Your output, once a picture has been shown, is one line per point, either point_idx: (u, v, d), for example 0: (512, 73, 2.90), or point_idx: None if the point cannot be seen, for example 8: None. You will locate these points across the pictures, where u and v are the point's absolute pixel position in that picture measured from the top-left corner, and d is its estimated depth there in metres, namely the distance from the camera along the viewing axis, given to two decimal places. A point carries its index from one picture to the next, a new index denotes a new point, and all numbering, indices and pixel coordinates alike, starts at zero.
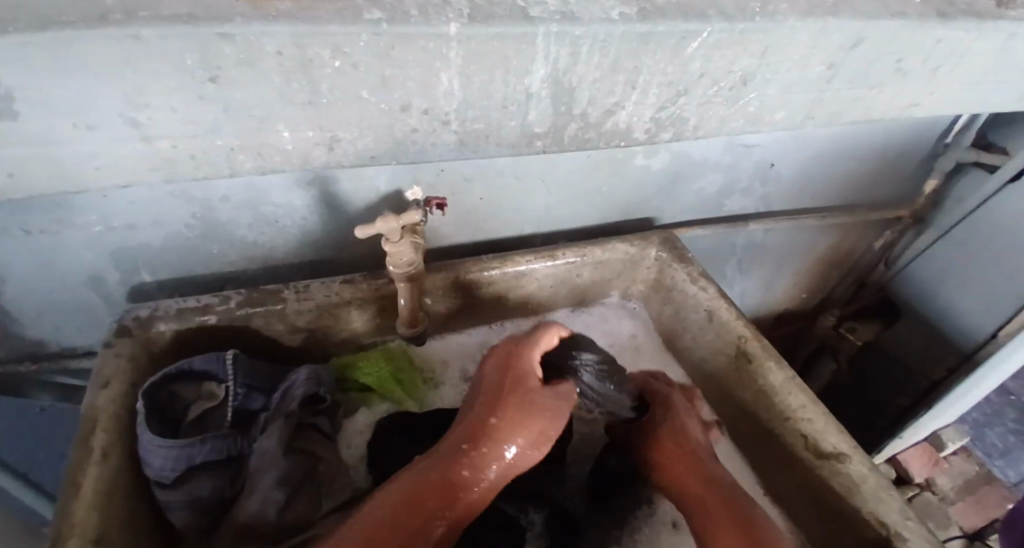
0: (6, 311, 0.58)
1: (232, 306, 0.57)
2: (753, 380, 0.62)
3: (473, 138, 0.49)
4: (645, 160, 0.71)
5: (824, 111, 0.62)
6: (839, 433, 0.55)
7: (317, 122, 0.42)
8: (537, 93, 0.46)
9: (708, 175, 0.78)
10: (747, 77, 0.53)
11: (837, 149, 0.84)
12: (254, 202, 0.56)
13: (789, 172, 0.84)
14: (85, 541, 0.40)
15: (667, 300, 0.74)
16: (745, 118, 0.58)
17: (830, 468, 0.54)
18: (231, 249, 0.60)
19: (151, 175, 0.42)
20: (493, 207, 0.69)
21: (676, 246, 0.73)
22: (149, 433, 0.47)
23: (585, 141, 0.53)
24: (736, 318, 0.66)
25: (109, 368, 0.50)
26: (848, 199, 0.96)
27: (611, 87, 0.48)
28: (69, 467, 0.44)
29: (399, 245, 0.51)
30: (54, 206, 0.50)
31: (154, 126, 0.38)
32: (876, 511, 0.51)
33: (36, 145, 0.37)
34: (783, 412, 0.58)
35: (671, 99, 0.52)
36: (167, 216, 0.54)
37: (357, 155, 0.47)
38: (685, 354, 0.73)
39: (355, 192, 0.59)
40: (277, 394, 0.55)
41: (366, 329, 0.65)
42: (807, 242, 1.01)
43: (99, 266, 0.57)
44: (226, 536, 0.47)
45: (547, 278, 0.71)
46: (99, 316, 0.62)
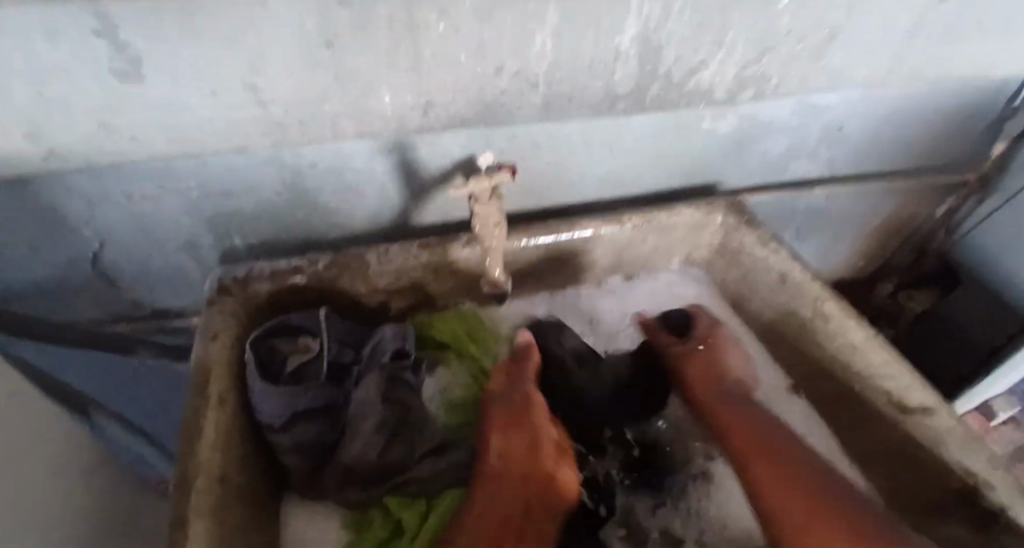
0: (111, 273, 0.62)
1: (321, 267, 0.60)
2: (826, 339, 0.63)
3: (558, 100, 0.50)
4: (714, 123, 0.70)
5: (908, 70, 0.60)
6: (925, 388, 0.56)
7: (415, 86, 0.44)
8: (625, 53, 0.46)
9: (776, 138, 0.76)
10: (833, 34, 0.52)
11: (911, 111, 0.81)
12: (340, 169, 0.58)
13: (858, 135, 0.81)
14: (207, 478, 0.44)
15: (732, 265, 0.75)
16: (828, 76, 0.57)
17: (915, 422, 0.56)
18: (315, 215, 0.62)
19: (264, 138, 0.45)
20: (560, 173, 0.69)
21: (742, 211, 0.73)
22: (259, 381, 0.51)
23: (665, 102, 0.53)
24: (808, 281, 0.65)
25: (216, 322, 0.54)
26: (920, 161, 0.91)
27: (698, 45, 0.48)
28: (187, 411, 0.47)
29: (487, 206, 0.55)
30: (159, 172, 0.53)
31: (271, 91, 0.41)
32: (964, 462, 0.53)
33: (164, 109, 0.40)
34: (867, 370, 0.60)
35: (756, 57, 0.51)
36: (259, 182, 0.57)
37: (447, 118, 0.48)
38: (752, 317, 0.74)
39: (432, 158, 0.60)
40: (367, 349, 0.59)
41: (440, 291, 0.68)
42: (869, 208, 0.98)
43: (195, 230, 0.60)
44: (336, 472, 0.54)
45: (611, 243, 0.72)
46: (192, 278, 0.66)
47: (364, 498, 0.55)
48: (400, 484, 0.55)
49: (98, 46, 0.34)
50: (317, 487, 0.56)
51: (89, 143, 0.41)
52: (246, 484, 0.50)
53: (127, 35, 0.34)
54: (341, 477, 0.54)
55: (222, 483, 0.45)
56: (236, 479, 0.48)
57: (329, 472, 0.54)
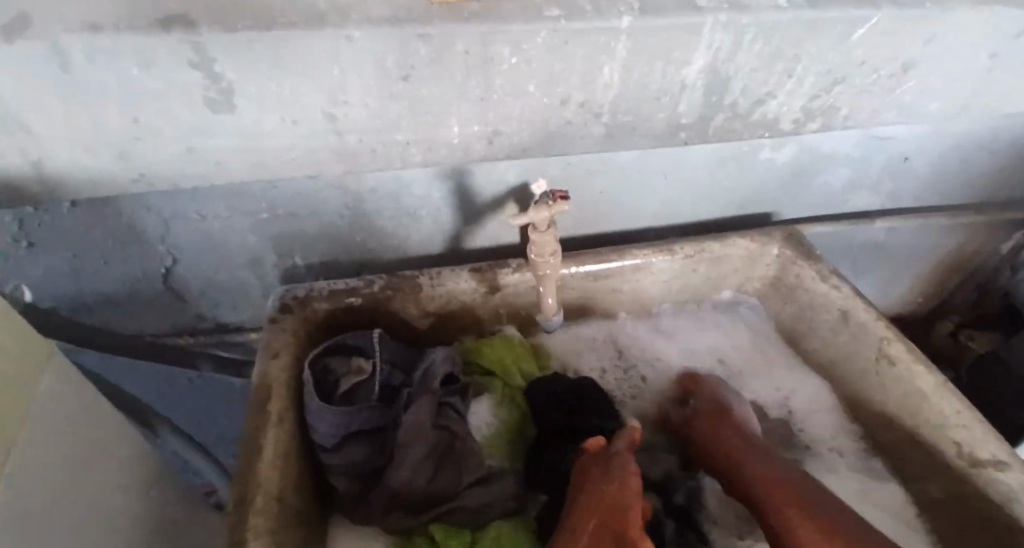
0: (177, 288, 0.65)
1: (375, 290, 0.61)
2: (895, 382, 0.60)
3: (620, 131, 0.49)
4: (772, 154, 0.68)
5: (986, 103, 0.57)
6: (998, 441, 0.52)
7: (482, 116, 0.44)
8: (692, 84, 0.46)
9: (836, 168, 0.74)
10: (908, 66, 0.50)
11: (982, 142, 0.77)
12: (398, 194, 0.59)
13: (923, 167, 0.78)
14: (267, 499, 0.44)
15: (789, 299, 0.72)
16: (899, 108, 0.55)
17: (989, 478, 0.51)
18: (372, 238, 0.64)
19: (333, 164, 0.46)
20: (612, 201, 0.69)
21: (801, 243, 0.70)
22: (316, 401, 0.52)
23: (729, 132, 0.53)
24: (874, 319, 0.62)
25: (277, 341, 0.55)
26: (990, 194, 0.87)
27: (766, 77, 0.47)
28: (249, 428, 0.48)
29: (544, 235, 0.54)
30: (231, 193, 0.55)
31: (347, 121, 0.42)
32: None
33: (245, 136, 0.42)
34: (936, 419, 0.56)
35: (825, 88, 0.50)
36: (323, 205, 0.58)
37: (510, 147, 0.49)
38: (811, 354, 0.71)
39: (487, 185, 0.61)
40: (418, 372, 0.59)
41: (487, 317, 0.68)
42: (934, 242, 0.93)
43: (259, 250, 0.62)
44: (382, 498, 0.53)
45: (662, 273, 0.71)
46: (251, 295, 0.68)
47: (409, 526, 0.53)
48: (445, 514, 0.54)
49: (190, 75, 0.36)
50: (361, 515, 0.55)
51: (174, 166, 0.44)
52: (300, 505, 0.50)
53: (220, 66, 0.36)
54: (386, 504, 0.53)
55: (280, 504, 0.46)
56: (292, 500, 0.48)
57: (374, 497, 0.53)
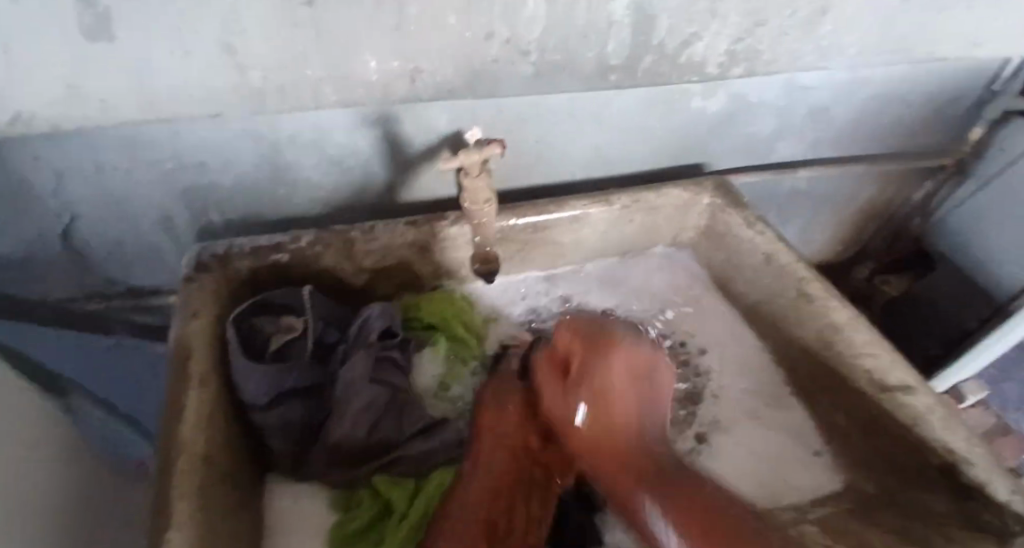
0: (80, 250, 0.59)
1: (304, 245, 0.58)
2: (811, 319, 0.64)
3: (549, 71, 0.48)
4: (703, 102, 0.69)
5: (895, 48, 0.59)
6: (905, 368, 0.58)
7: (402, 51, 0.42)
8: (618, 21, 0.45)
9: (763, 118, 0.76)
10: (824, 8, 0.51)
11: (895, 92, 0.81)
12: (322, 142, 0.56)
13: (842, 117, 0.82)
14: (193, 459, 0.43)
15: (719, 246, 0.75)
16: (819, 53, 0.57)
17: (894, 400, 0.56)
18: (297, 190, 0.61)
19: (241, 104, 0.43)
20: (548, 151, 0.68)
21: (729, 191, 0.73)
22: (243, 360, 0.50)
23: (658, 75, 0.52)
24: (794, 260, 0.66)
25: (195, 300, 0.52)
26: (902, 145, 0.92)
27: (692, 15, 0.47)
28: (167, 392, 0.46)
29: (476, 180, 0.52)
30: (130, 142, 0.50)
31: (249, 53, 0.39)
32: (944, 441, 0.53)
33: (133, 68, 0.38)
34: (847, 350, 0.60)
35: (748, 30, 0.51)
36: (238, 154, 0.54)
37: (435, 87, 0.47)
38: (739, 297, 0.75)
39: (417, 133, 0.59)
40: (354, 328, 0.58)
41: (425, 271, 0.67)
42: (852, 192, 0.99)
43: (171, 205, 0.58)
44: (322, 453, 0.52)
45: (599, 224, 0.71)
46: (168, 256, 0.63)
47: (351, 479, 0.53)
48: (388, 464, 0.54)
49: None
50: (301, 469, 0.54)
51: (52, 109, 0.39)
52: (231, 465, 0.49)
53: None
54: (326, 458, 0.53)
55: (207, 464, 0.44)
56: (221, 461, 0.47)
57: (313, 453, 0.53)
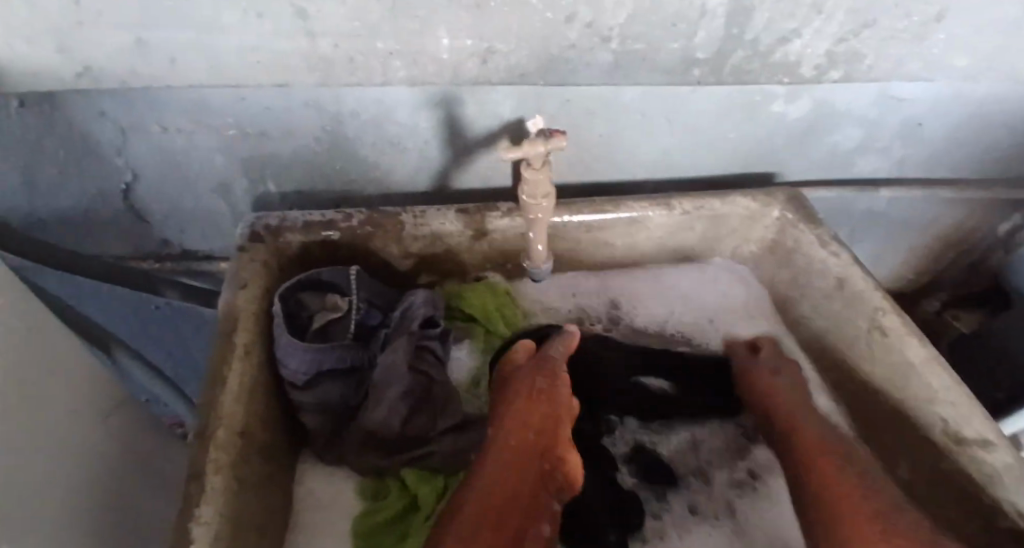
0: (139, 209, 0.60)
1: (354, 224, 0.57)
2: (884, 352, 0.58)
3: (627, 61, 0.45)
4: (784, 106, 0.64)
5: (1017, 62, 0.53)
6: (984, 421, 0.50)
7: (477, 28, 0.40)
8: (711, 11, 0.41)
9: (848, 129, 0.70)
10: (944, 11, 0.46)
11: (1001, 112, 0.73)
12: (382, 120, 0.55)
13: (937, 134, 0.74)
14: (230, 431, 0.42)
15: (785, 263, 0.70)
16: (928, 61, 0.51)
17: (968, 454, 0.51)
18: (352, 168, 0.59)
19: (307, 73, 0.41)
20: (611, 147, 0.65)
21: (803, 205, 0.67)
22: (288, 336, 0.49)
23: (745, 73, 0.48)
24: (870, 287, 0.60)
25: (245, 271, 0.51)
26: (998, 170, 0.84)
27: (794, 9, 0.43)
28: (212, 359, 0.45)
29: (537, 172, 0.50)
30: (196, 105, 0.50)
31: (321, 19, 0.37)
32: (1015, 504, 0.47)
33: (203, 28, 0.37)
34: (923, 391, 0.55)
35: (854, 29, 0.46)
36: (299, 126, 0.54)
37: (506, 70, 0.44)
38: (801, 320, 0.70)
39: (480, 117, 0.56)
40: (397, 313, 0.56)
41: (472, 262, 0.65)
42: (934, 217, 0.91)
43: (229, 172, 0.58)
44: (357, 436, 0.52)
45: (657, 228, 0.67)
46: (221, 222, 0.64)
47: (381, 467, 0.52)
48: (420, 456, 0.52)
49: None
50: (333, 451, 0.53)
51: (124, 63, 0.39)
52: (266, 440, 0.48)
53: None
54: (360, 443, 0.52)
55: (244, 438, 0.43)
56: (257, 435, 0.46)
57: (347, 437, 0.52)
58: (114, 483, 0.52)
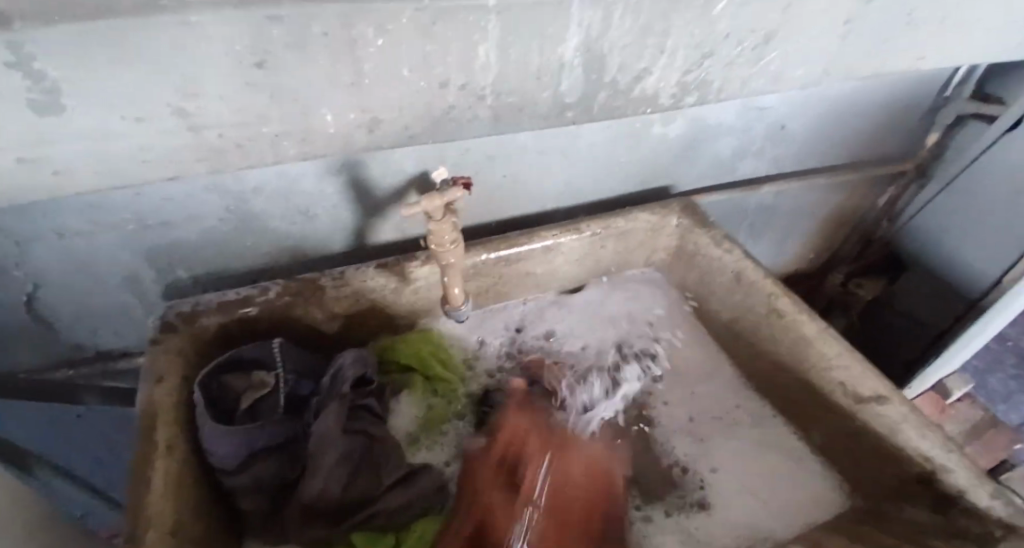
0: (44, 317, 0.58)
1: (272, 297, 0.58)
2: (784, 333, 0.65)
3: (507, 112, 0.49)
4: (663, 128, 0.71)
5: (841, 68, 0.61)
6: (874, 377, 0.58)
7: (358, 104, 0.42)
8: (570, 62, 0.46)
9: (723, 139, 0.78)
10: (769, 36, 0.53)
11: (848, 107, 0.84)
12: (286, 192, 0.56)
13: (800, 133, 0.84)
14: (160, 533, 0.41)
15: (691, 266, 0.76)
16: (767, 78, 0.58)
17: (871, 410, 0.57)
18: (265, 242, 0.60)
19: (198, 164, 0.42)
20: (516, 185, 0.69)
21: (696, 212, 0.74)
22: (212, 422, 0.49)
23: (614, 109, 0.54)
24: (763, 277, 0.67)
25: (161, 363, 0.51)
26: (859, 155, 0.95)
27: (641, 52, 0.48)
28: (133, 462, 0.44)
29: (439, 223, 0.53)
30: (90, 207, 0.50)
31: (203, 115, 0.39)
32: (919, 447, 0.54)
33: (86, 140, 0.38)
34: (820, 362, 0.61)
35: (697, 61, 0.52)
36: (203, 210, 0.54)
37: (395, 135, 0.47)
38: (715, 315, 0.75)
39: (384, 175, 0.59)
40: (327, 378, 0.57)
41: (401, 312, 0.67)
42: (816, 203, 1.01)
43: (136, 265, 0.57)
44: (296, 511, 0.51)
45: (571, 252, 0.72)
46: (135, 316, 0.62)
47: (326, 538, 0.51)
48: (364, 520, 0.52)
49: (10, 79, 0.31)
50: (277, 531, 0.52)
51: (5, 183, 0.38)
52: (202, 538, 0.47)
53: (42, 65, 0.31)
54: (302, 518, 0.51)
55: (176, 538, 0.42)
56: (192, 532, 0.45)
57: (288, 513, 0.51)
58: None
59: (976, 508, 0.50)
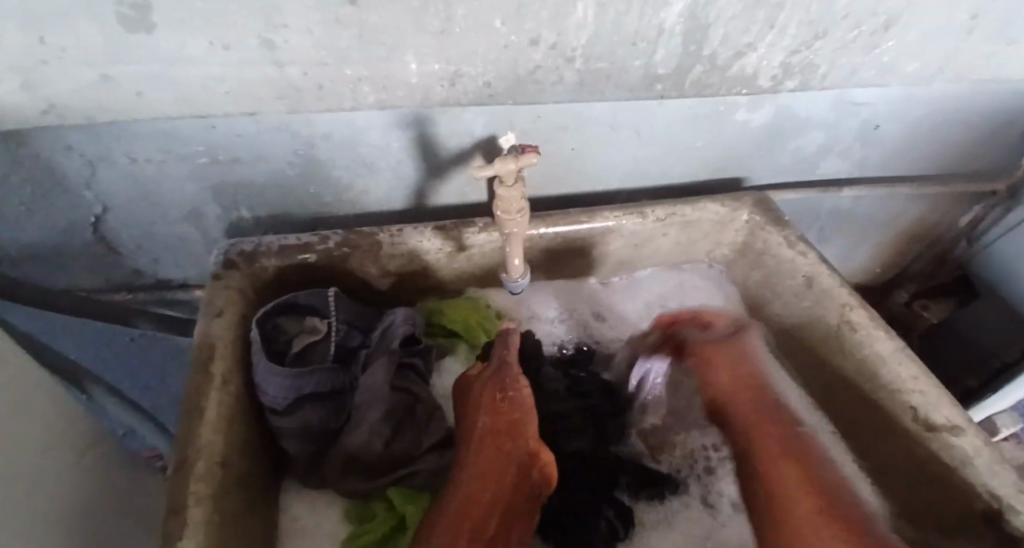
0: (110, 239, 0.60)
1: (331, 246, 0.57)
2: (855, 349, 0.60)
3: (593, 78, 0.46)
4: (747, 114, 0.66)
5: (964, 65, 0.55)
6: (951, 406, 0.53)
7: (443, 53, 0.40)
8: (670, 30, 0.43)
9: (810, 134, 0.73)
10: (890, 22, 0.48)
11: (953, 111, 0.76)
12: (354, 142, 0.55)
13: (893, 135, 0.78)
14: (209, 464, 0.42)
15: (756, 265, 0.72)
16: (878, 68, 0.53)
17: (940, 441, 0.53)
18: (327, 191, 0.60)
19: (276, 100, 0.42)
20: (583, 160, 0.66)
21: (770, 208, 0.69)
22: (266, 362, 0.49)
23: (705, 86, 0.50)
24: (838, 286, 0.63)
25: (220, 298, 0.51)
26: (955, 166, 0.87)
27: (748, 25, 0.44)
28: (188, 390, 0.45)
29: (511, 189, 0.51)
30: (164, 135, 0.50)
31: (288, 50, 0.37)
32: (989, 485, 0.50)
33: (168, 61, 0.37)
34: (890, 384, 0.57)
35: (806, 42, 0.48)
36: (271, 152, 0.54)
37: (475, 92, 0.45)
38: (775, 319, 0.72)
39: (452, 136, 0.57)
40: (377, 333, 0.57)
41: (452, 278, 0.66)
42: (895, 214, 0.94)
43: (201, 199, 0.57)
44: (337, 461, 0.52)
45: (631, 236, 0.69)
46: (195, 249, 0.63)
47: (365, 490, 0.52)
48: (403, 478, 0.53)
49: None
50: (317, 475, 0.54)
51: (89, 99, 0.38)
52: (248, 472, 0.48)
53: None
54: (342, 466, 0.52)
55: (224, 469, 0.43)
56: (238, 467, 0.46)
57: (329, 460, 0.52)
58: (99, 523, 0.52)
59: None
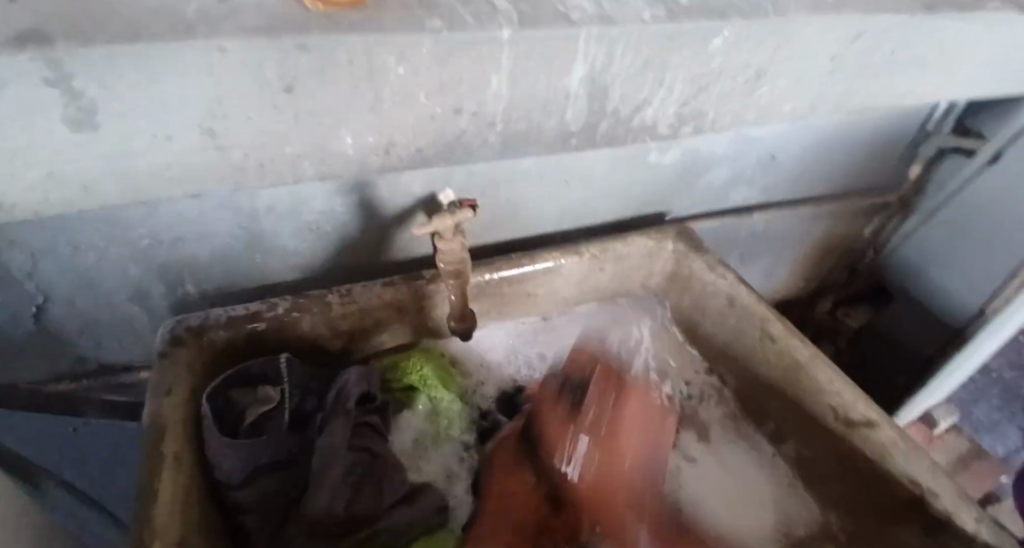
0: (49, 330, 0.58)
1: (280, 313, 0.59)
2: (778, 357, 0.67)
3: (515, 138, 0.52)
4: (659, 157, 0.74)
5: (827, 104, 0.64)
6: (865, 399, 0.60)
7: (376, 127, 0.45)
8: (575, 93, 0.49)
9: (716, 169, 0.82)
10: (759, 73, 0.56)
11: (833, 140, 0.88)
12: (297, 211, 0.58)
13: (788, 164, 0.88)
14: (168, 542, 0.41)
15: (687, 289, 0.78)
16: (758, 111, 0.61)
17: (861, 435, 0.59)
18: (275, 260, 0.62)
19: (220, 180, 0.44)
20: (518, 210, 0.72)
21: (692, 237, 0.77)
22: (220, 436, 0.49)
23: (615, 137, 0.57)
24: (757, 301, 0.70)
25: (169, 376, 0.51)
26: (846, 185, 0.99)
27: (640, 85, 0.51)
28: (141, 471, 0.44)
29: (449, 243, 0.55)
30: (107, 221, 0.51)
31: (229, 136, 0.41)
32: (908, 473, 0.56)
33: (112, 156, 0.38)
34: (814, 386, 0.63)
35: (692, 94, 0.55)
36: (215, 228, 0.56)
37: (408, 157, 0.49)
38: (709, 336, 0.78)
39: (393, 197, 0.61)
40: (332, 394, 0.57)
41: (404, 332, 0.68)
42: (805, 230, 1.03)
43: (145, 280, 0.58)
44: (300, 529, 0.51)
45: (570, 274, 0.73)
46: (140, 330, 0.63)
47: None
48: (369, 537, 0.52)
49: (46, 95, 0.32)
50: None
51: (34, 195, 0.39)
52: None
53: (81, 84, 0.32)
54: (304, 535, 0.51)
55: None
56: (196, 546, 0.45)
57: (291, 531, 0.51)
58: None
59: (966, 532, 0.52)
